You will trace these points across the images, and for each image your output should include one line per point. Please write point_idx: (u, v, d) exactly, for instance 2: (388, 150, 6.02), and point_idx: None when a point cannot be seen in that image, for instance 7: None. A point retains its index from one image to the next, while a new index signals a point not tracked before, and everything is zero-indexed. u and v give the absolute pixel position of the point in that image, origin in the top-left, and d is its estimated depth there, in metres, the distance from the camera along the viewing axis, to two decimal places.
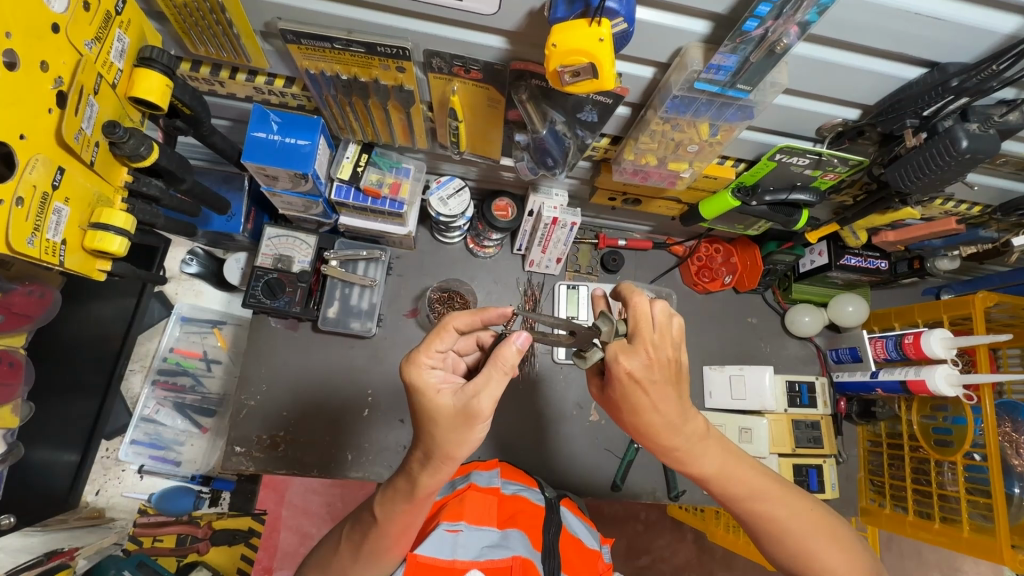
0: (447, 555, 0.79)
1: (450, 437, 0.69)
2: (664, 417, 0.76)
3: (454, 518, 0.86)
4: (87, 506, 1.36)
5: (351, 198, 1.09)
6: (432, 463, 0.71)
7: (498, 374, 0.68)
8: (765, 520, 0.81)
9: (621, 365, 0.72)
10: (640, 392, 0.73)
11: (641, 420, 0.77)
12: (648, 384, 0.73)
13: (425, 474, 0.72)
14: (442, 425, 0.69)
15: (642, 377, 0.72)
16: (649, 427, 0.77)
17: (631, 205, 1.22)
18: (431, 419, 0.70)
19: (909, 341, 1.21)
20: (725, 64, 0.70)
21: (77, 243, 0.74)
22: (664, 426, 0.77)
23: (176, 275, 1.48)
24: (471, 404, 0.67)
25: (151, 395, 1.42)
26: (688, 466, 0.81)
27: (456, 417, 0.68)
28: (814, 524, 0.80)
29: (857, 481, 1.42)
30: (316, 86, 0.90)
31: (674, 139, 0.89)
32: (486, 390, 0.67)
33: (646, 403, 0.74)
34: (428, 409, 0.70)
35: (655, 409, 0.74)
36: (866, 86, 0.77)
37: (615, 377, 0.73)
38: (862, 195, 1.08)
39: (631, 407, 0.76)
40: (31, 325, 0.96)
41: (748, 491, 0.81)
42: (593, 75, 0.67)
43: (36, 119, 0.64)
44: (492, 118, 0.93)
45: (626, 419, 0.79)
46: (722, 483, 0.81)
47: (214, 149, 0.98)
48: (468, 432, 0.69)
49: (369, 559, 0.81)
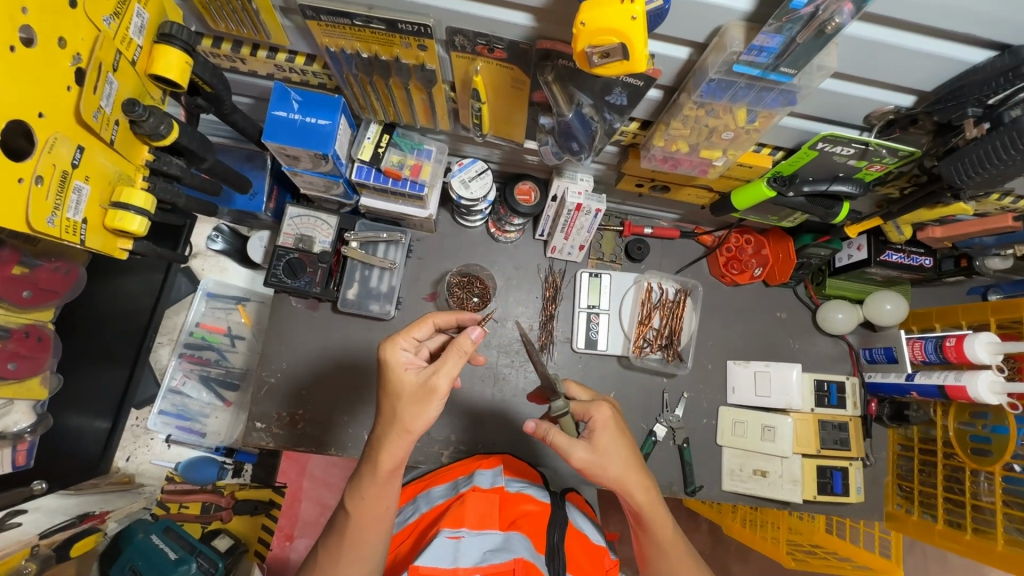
0: (448, 564, 0.77)
1: (414, 412, 0.76)
2: (628, 457, 0.87)
3: (454, 525, 0.85)
4: (118, 472, 1.42)
5: (371, 179, 1.08)
6: (390, 431, 0.77)
7: (455, 356, 0.75)
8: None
9: (606, 409, 0.88)
10: (619, 434, 0.87)
11: (613, 467, 0.85)
12: (619, 423, 0.89)
13: (385, 449, 0.78)
14: (405, 400, 0.77)
15: (619, 420, 0.89)
16: (624, 473, 0.86)
17: (660, 191, 1.16)
18: (395, 394, 0.78)
19: (950, 344, 1.15)
20: (769, 46, 0.65)
21: (98, 222, 0.75)
22: (632, 471, 0.87)
23: (202, 251, 1.52)
24: (431, 381, 0.76)
25: (177, 367, 1.46)
26: (650, 526, 0.89)
27: (417, 391, 0.76)
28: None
29: (885, 486, 1.35)
30: (337, 65, 0.88)
31: (708, 125, 0.84)
32: (443, 367, 0.75)
33: (621, 445, 0.86)
34: (393, 384, 0.78)
35: (629, 449, 0.87)
36: (926, 69, 0.70)
37: (601, 423, 0.87)
38: (911, 187, 1.00)
39: (604, 455, 0.85)
40: (57, 301, 0.99)
41: (667, 547, 0.91)
42: (623, 57, 0.63)
43: (54, 97, 0.64)
44: (515, 99, 0.90)
45: (612, 466, 0.85)
46: (665, 555, 0.92)
47: (235, 127, 0.97)
48: (424, 407, 0.76)
49: (353, 560, 0.82)
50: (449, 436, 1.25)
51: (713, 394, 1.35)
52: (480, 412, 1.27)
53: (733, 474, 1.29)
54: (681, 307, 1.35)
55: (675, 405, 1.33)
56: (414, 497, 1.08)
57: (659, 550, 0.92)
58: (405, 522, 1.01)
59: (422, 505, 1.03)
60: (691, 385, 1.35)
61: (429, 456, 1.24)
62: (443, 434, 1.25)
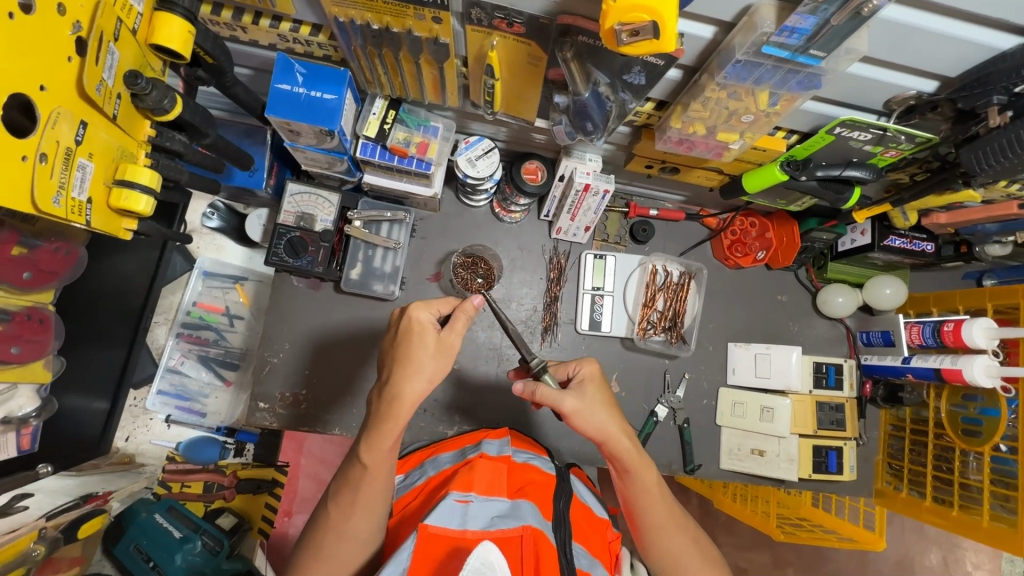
0: (457, 525, 0.78)
1: (437, 364, 0.83)
2: (613, 411, 0.89)
3: (463, 488, 0.86)
4: (117, 452, 1.41)
5: (377, 156, 1.05)
6: (413, 382, 0.81)
7: (462, 317, 0.85)
8: (675, 549, 0.91)
9: (594, 364, 0.92)
10: (602, 389, 0.91)
11: (599, 416, 0.87)
12: (604, 377, 0.92)
13: (406, 397, 0.81)
14: (429, 353, 0.82)
15: (600, 376, 0.92)
16: (611, 427, 0.88)
17: (669, 172, 1.15)
18: (418, 348, 0.82)
19: (949, 328, 1.17)
20: (801, 27, 0.64)
21: (103, 202, 0.72)
22: (617, 422, 0.89)
23: (198, 228, 1.48)
24: (448, 337, 0.84)
25: (175, 347, 1.44)
26: (636, 475, 0.90)
27: (438, 345, 0.83)
28: (715, 566, 0.93)
29: (875, 464, 1.40)
30: (344, 35, 0.84)
31: (728, 108, 0.82)
32: (453, 326, 0.84)
33: (605, 398, 0.90)
34: (414, 342, 0.82)
35: (613, 402, 0.91)
36: (952, 55, 0.69)
37: (589, 375, 0.91)
38: (923, 173, 0.99)
39: (591, 406, 0.88)
40: (56, 281, 0.96)
41: (652, 497, 0.91)
42: (654, 35, 0.61)
43: (55, 69, 0.61)
44: (531, 77, 0.87)
45: (599, 418, 0.87)
46: (650, 505, 0.91)
47: (235, 100, 0.93)
48: (444, 360, 0.83)
49: (366, 512, 0.84)
50: (454, 416, 1.26)
51: (714, 375, 1.37)
52: (484, 392, 1.28)
53: (732, 453, 1.32)
54: (685, 289, 1.36)
55: (677, 386, 1.34)
56: (420, 462, 1.07)
57: (646, 502, 0.91)
58: (412, 485, 0.98)
59: (428, 469, 1.02)
60: (692, 367, 1.36)
61: (433, 435, 1.25)
62: (447, 414, 1.26)
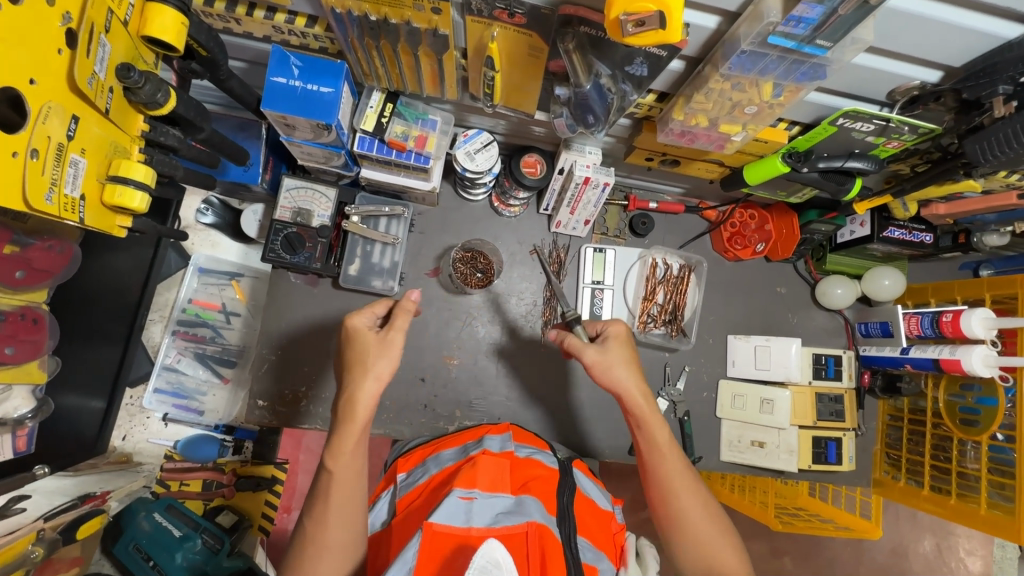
0: (462, 523, 0.77)
1: (383, 361, 0.84)
2: (633, 369, 0.92)
3: (467, 485, 0.85)
4: (115, 451, 1.39)
5: (375, 151, 1.04)
6: (363, 382, 0.83)
7: (402, 314, 0.89)
8: (686, 509, 0.88)
9: (620, 325, 0.96)
10: (628, 348, 0.93)
11: (618, 371, 0.91)
12: (628, 337, 0.95)
13: (360, 399, 0.82)
14: (374, 352, 0.85)
15: (628, 337, 0.95)
16: (631, 383, 0.90)
17: (670, 165, 1.14)
18: (364, 349, 0.86)
19: (947, 319, 1.17)
20: (808, 16, 0.63)
21: (96, 199, 0.71)
22: (636, 378, 0.91)
23: (192, 224, 1.46)
24: (390, 334, 0.87)
25: (171, 345, 1.42)
26: (647, 428, 0.90)
27: (379, 342, 0.86)
28: (727, 536, 0.88)
29: (873, 453, 1.41)
30: (341, 27, 0.82)
31: (732, 99, 0.81)
32: (395, 324, 0.87)
33: (629, 356, 0.92)
34: (359, 344, 0.87)
35: (634, 362, 0.93)
36: (958, 44, 0.68)
37: (615, 333, 0.94)
38: (924, 164, 0.99)
39: (612, 362, 0.91)
40: (50, 280, 0.95)
41: (662, 452, 0.90)
42: (660, 26, 0.60)
43: (46, 62, 0.60)
44: (531, 68, 0.85)
45: (618, 374, 0.90)
46: (659, 460, 0.90)
47: (230, 94, 0.91)
48: (386, 354, 0.85)
49: (342, 520, 0.84)
50: (455, 412, 1.26)
51: (714, 367, 1.38)
52: (485, 387, 1.28)
53: (732, 445, 1.33)
54: (685, 282, 1.36)
55: (677, 378, 1.35)
56: (422, 459, 1.05)
57: (655, 456, 0.90)
58: (415, 483, 0.96)
59: (431, 467, 1.00)
60: (692, 359, 1.37)
61: (434, 431, 1.24)
62: (448, 409, 1.26)
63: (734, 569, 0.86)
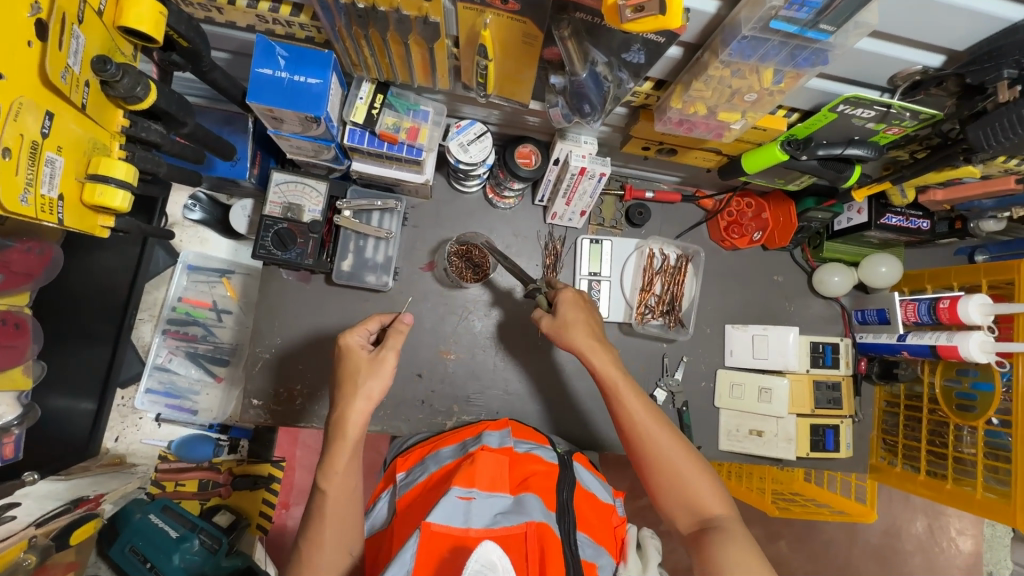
0: (460, 523, 0.77)
1: (375, 382, 0.87)
2: (582, 325, 0.99)
3: (466, 484, 0.84)
4: (107, 453, 1.37)
5: (365, 143, 1.01)
6: (354, 403, 0.86)
7: (394, 334, 0.91)
8: (653, 448, 0.88)
9: (570, 290, 1.02)
10: (581, 308, 1.01)
11: (570, 331, 0.98)
12: (579, 297, 1.02)
13: (352, 416, 0.86)
14: (364, 373, 0.88)
15: (582, 299, 1.02)
16: (583, 340, 0.98)
17: (666, 154, 1.12)
18: (355, 368, 0.89)
19: (944, 306, 1.17)
20: (811, 1, 0.62)
21: (75, 198, 0.68)
22: (584, 333, 0.98)
23: (179, 221, 1.42)
24: (381, 354, 0.89)
25: (162, 344, 1.40)
26: (601, 377, 0.95)
27: (370, 363, 0.89)
28: (701, 474, 0.86)
29: (869, 440, 1.42)
30: (327, 15, 0.79)
31: (731, 86, 0.79)
32: (388, 344, 0.90)
33: (583, 317, 0.99)
34: (350, 364, 0.89)
35: (583, 319, 0.99)
36: (963, 27, 0.67)
37: (567, 297, 1.01)
38: (923, 150, 0.98)
39: (566, 324, 0.99)
40: (31, 284, 0.94)
41: (619, 397, 0.93)
42: (659, 11, 0.58)
43: (16, 55, 0.57)
44: (526, 56, 0.83)
45: (566, 335, 0.99)
46: (620, 406, 0.93)
47: (214, 86, 0.88)
48: (377, 375, 0.88)
49: (336, 541, 0.85)
50: (452, 407, 1.25)
51: (713, 357, 1.37)
52: (482, 381, 1.27)
53: (730, 435, 1.33)
54: (682, 272, 1.34)
55: (675, 369, 1.34)
56: (422, 457, 1.03)
57: (615, 402, 0.93)
58: (413, 481, 0.95)
59: (430, 465, 0.98)
60: (690, 350, 1.36)
61: (432, 426, 1.23)
62: (445, 405, 1.25)
63: (710, 505, 0.84)
